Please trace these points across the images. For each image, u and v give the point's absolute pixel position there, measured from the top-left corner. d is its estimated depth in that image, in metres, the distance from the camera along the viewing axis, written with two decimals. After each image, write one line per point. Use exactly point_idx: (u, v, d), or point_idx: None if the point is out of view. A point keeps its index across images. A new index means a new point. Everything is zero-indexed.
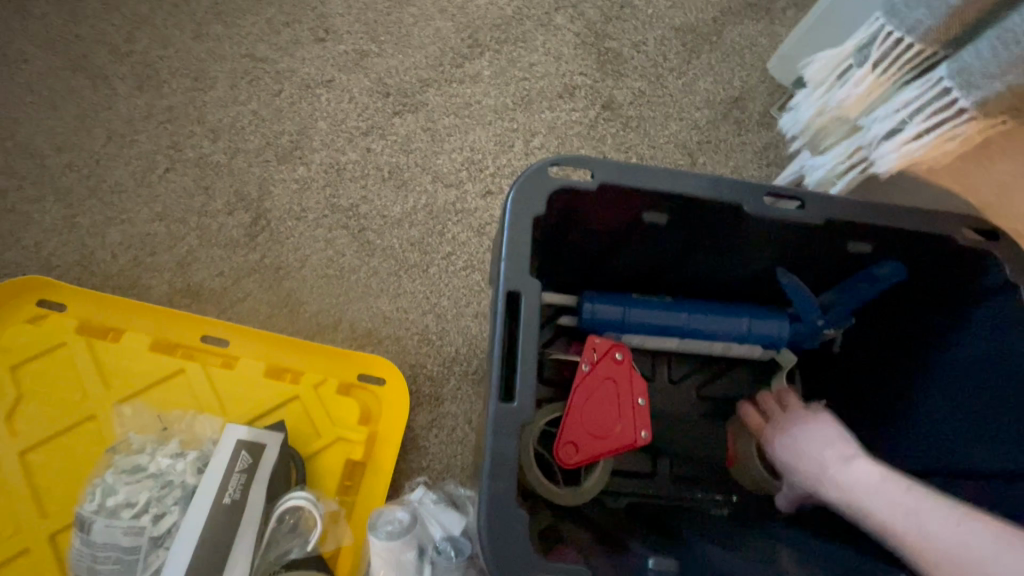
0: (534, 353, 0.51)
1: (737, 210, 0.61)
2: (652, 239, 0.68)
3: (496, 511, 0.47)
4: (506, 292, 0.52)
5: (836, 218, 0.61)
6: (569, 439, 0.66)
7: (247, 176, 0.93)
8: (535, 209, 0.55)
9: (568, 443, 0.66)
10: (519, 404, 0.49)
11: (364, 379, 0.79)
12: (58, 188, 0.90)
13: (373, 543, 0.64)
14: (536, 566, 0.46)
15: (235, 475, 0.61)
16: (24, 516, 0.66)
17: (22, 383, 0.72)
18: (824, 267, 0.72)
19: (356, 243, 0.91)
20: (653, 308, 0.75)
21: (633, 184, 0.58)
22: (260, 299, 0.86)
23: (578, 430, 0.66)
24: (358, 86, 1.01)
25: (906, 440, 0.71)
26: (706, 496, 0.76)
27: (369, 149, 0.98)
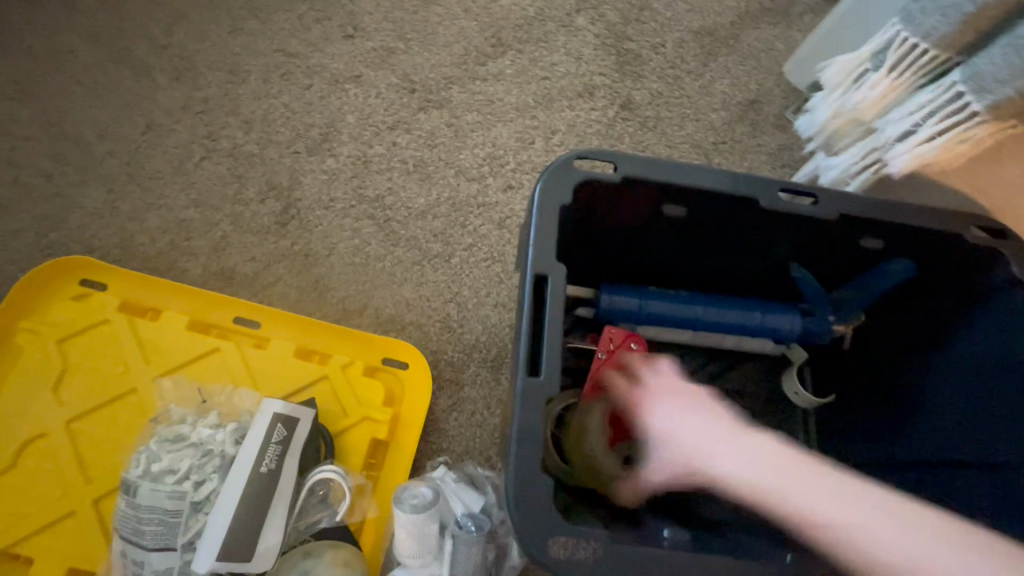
0: (559, 334, 0.54)
1: (755, 204, 0.63)
2: (670, 233, 0.71)
3: (524, 480, 0.50)
4: (535, 277, 0.55)
5: (851, 214, 0.63)
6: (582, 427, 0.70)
7: (278, 166, 0.97)
8: (562, 199, 0.58)
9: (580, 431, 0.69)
10: (546, 380, 0.52)
11: (388, 363, 0.82)
12: (100, 174, 0.94)
13: (399, 515, 0.66)
14: (558, 531, 0.49)
15: (272, 446, 0.65)
16: (71, 481, 0.70)
17: (68, 356, 0.75)
18: (836, 263, 0.74)
19: (382, 233, 0.94)
20: (668, 301, 0.78)
21: (655, 178, 0.61)
22: (290, 284, 0.90)
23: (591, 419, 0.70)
24: (385, 82, 1.05)
25: (914, 434, 0.73)
26: None
27: (395, 143, 1.01)
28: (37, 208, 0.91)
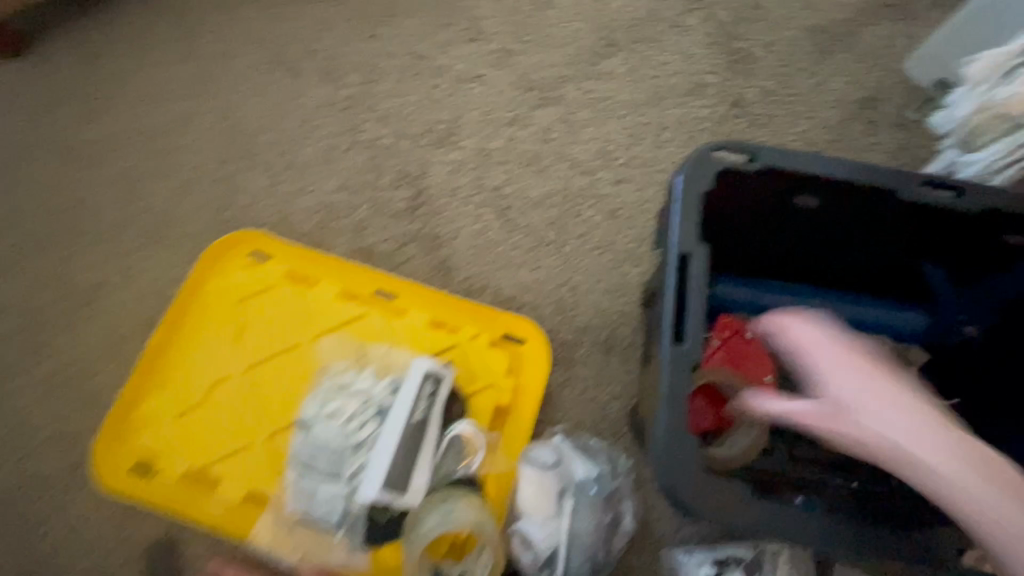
0: (704, 309, 0.58)
1: (894, 198, 0.65)
2: (799, 224, 0.73)
3: (673, 438, 0.55)
4: (679, 257, 0.60)
5: (998, 208, 0.63)
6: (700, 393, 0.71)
7: (410, 157, 1.07)
8: (704, 186, 0.62)
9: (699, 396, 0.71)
10: (691, 348, 0.57)
11: (508, 338, 0.90)
12: (263, 162, 1.06)
13: (525, 472, 0.77)
14: (702, 486, 0.55)
15: (422, 398, 0.73)
16: (249, 418, 0.82)
17: (245, 314, 0.88)
18: (975, 260, 0.72)
19: (501, 220, 1.02)
20: (785, 292, 0.80)
21: (793, 169, 0.63)
22: (421, 262, 0.99)
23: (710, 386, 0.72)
24: (505, 81, 1.13)
25: None
26: None
27: (513, 137, 1.09)
28: (207, 187, 1.03)
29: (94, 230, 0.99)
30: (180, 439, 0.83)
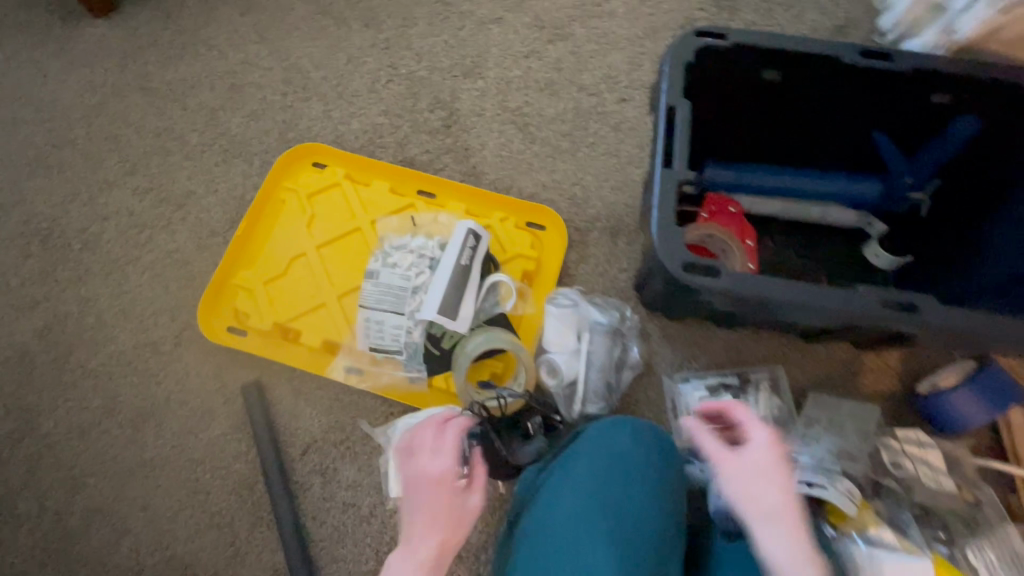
0: (687, 144, 0.75)
1: (841, 65, 0.81)
2: (768, 100, 0.89)
3: (665, 232, 0.70)
4: (668, 108, 0.77)
5: (921, 68, 0.79)
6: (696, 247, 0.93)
7: (441, 86, 1.25)
8: (686, 57, 0.79)
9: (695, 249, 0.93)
10: (678, 170, 0.73)
11: (533, 225, 1.08)
12: (317, 93, 1.24)
13: (549, 312, 0.94)
14: (686, 274, 0.69)
15: (466, 248, 0.91)
16: (323, 283, 1.00)
17: (314, 207, 1.07)
18: (913, 124, 0.89)
19: (521, 134, 1.20)
20: (762, 174, 0.99)
21: (756, 43, 0.80)
22: (454, 169, 1.18)
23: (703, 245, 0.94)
24: (521, 22, 1.30)
25: (980, 264, 0.88)
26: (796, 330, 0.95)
27: (530, 68, 1.27)
28: (271, 112, 1.22)
29: (180, 148, 1.18)
30: (268, 302, 1.00)
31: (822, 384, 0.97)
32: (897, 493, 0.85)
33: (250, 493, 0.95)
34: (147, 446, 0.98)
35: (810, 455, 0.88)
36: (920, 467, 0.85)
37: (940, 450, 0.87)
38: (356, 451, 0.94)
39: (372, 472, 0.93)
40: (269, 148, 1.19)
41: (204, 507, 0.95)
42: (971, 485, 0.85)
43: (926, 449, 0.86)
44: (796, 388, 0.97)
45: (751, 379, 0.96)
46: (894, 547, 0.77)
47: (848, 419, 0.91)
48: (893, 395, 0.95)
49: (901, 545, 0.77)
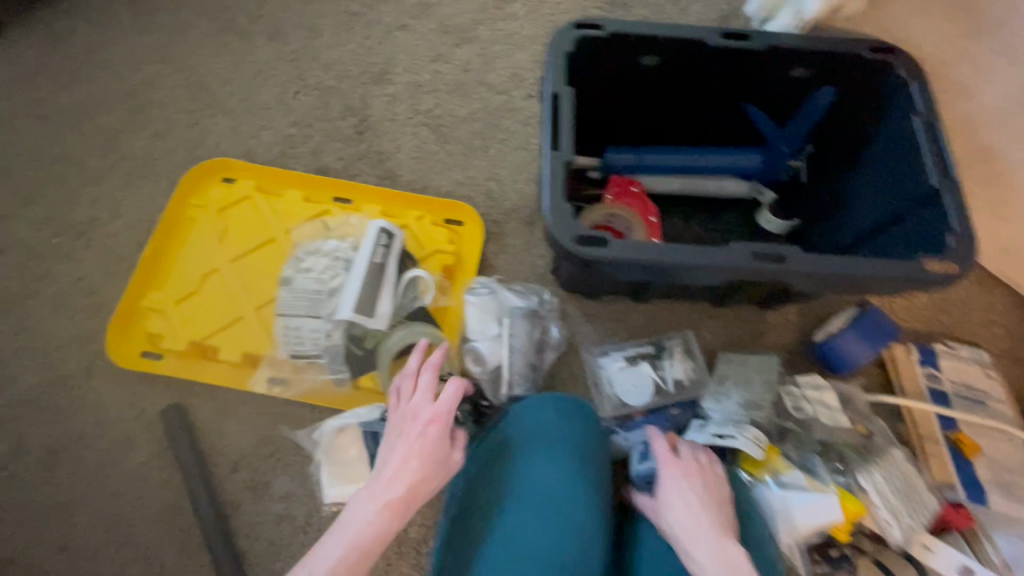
0: (572, 126, 0.79)
1: (707, 47, 0.88)
2: (650, 84, 0.96)
3: (555, 209, 0.74)
4: (552, 95, 0.81)
5: (775, 45, 0.87)
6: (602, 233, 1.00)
7: (352, 94, 1.26)
8: (566, 47, 0.84)
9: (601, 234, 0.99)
10: (564, 151, 0.78)
11: (450, 221, 1.10)
12: (224, 109, 1.23)
13: (469, 302, 0.97)
14: (578, 247, 0.73)
15: (379, 247, 0.92)
16: (240, 297, 0.99)
17: (227, 221, 1.05)
18: (780, 98, 0.98)
19: (434, 135, 1.23)
20: (657, 155, 1.06)
21: (629, 31, 0.86)
22: (370, 174, 1.18)
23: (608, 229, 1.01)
24: (427, 28, 1.34)
25: (852, 216, 0.98)
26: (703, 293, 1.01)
27: (439, 72, 1.30)
28: (176, 131, 1.19)
29: (79, 174, 1.13)
30: (184, 320, 0.98)
31: (732, 344, 1.05)
32: (796, 433, 0.92)
33: (178, 519, 0.92)
34: (62, 484, 0.93)
35: (721, 411, 0.93)
36: (816, 408, 0.93)
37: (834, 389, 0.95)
38: (287, 462, 0.93)
39: (304, 480, 0.92)
40: (176, 167, 1.16)
41: (129, 540, 0.91)
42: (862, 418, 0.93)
43: (819, 389, 0.94)
44: (708, 350, 1.05)
45: (665, 346, 1.01)
46: (802, 489, 0.82)
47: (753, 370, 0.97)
48: (793, 347, 1.05)
49: (808, 485, 0.82)
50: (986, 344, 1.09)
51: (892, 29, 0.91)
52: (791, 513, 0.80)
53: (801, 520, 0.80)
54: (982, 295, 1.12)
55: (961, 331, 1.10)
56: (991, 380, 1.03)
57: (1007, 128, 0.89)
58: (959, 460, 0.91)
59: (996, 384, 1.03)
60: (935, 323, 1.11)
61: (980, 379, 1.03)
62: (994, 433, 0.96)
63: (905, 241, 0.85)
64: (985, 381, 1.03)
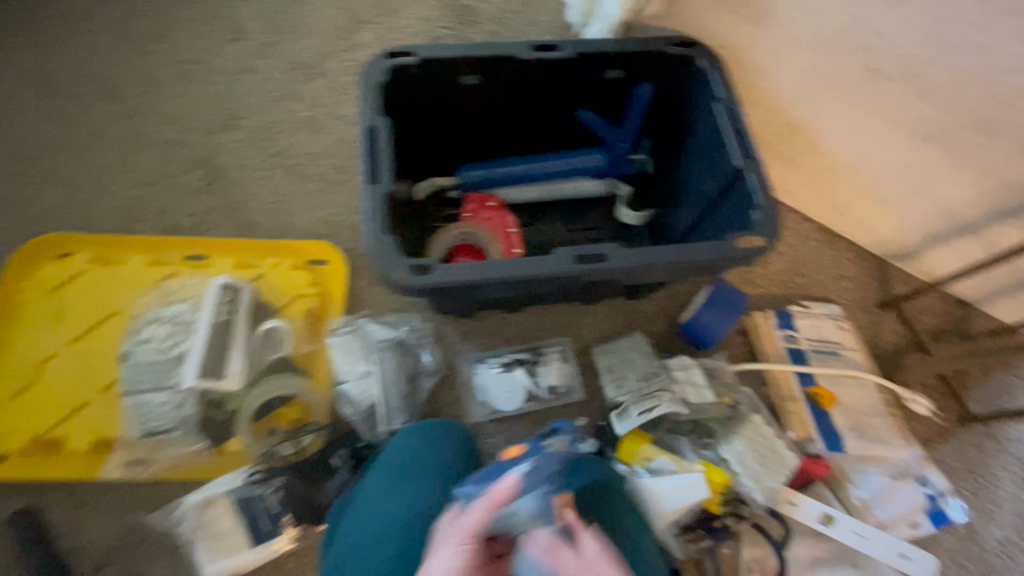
0: (390, 156, 0.78)
1: (520, 62, 0.91)
2: (481, 102, 0.97)
3: (379, 241, 0.73)
4: (368, 127, 0.80)
5: (583, 52, 0.91)
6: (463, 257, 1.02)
7: (198, 145, 1.21)
8: (379, 77, 0.84)
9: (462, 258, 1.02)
10: (383, 183, 0.76)
11: (313, 262, 1.06)
12: (56, 179, 1.15)
13: (332, 344, 0.95)
14: (403, 278, 0.72)
15: (222, 304, 0.89)
16: (83, 379, 0.92)
17: (62, 300, 0.98)
18: (607, 99, 1.02)
19: (291, 175, 1.19)
20: (506, 167, 1.08)
21: (441, 55, 0.87)
22: (225, 226, 1.13)
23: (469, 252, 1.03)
24: (272, 67, 1.30)
25: (692, 201, 1.03)
26: (569, 297, 1.03)
27: (290, 109, 1.26)
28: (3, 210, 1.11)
29: None
30: (23, 415, 0.91)
31: (605, 337, 1.08)
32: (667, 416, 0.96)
33: None
34: None
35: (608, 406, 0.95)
36: (685, 388, 0.95)
37: (699, 365, 1.00)
38: (158, 547, 0.86)
39: (180, 562, 0.86)
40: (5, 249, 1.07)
41: None
42: (727, 389, 0.98)
43: (683, 368, 0.98)
44: (583, 346, 1.07)
45: (542, 353, 1.03)
46: (672, 472, 0.86)
47: (621, 361, 1.01)
48: (665, 332, 1.10)
49: (676, 467, 0.86)
50: (839, 297, 1.18)
51: (693, 23, 0.97)
52: (665, 495, 0.82)
53: (672, 503, 0.82)
54: (828, 253, 1.20)
55: (815, 289, 1.18)
56: (843, 331, 1.11)
57: (807, 102, 0.98)
58: (816, 413, 0.98)
59: (849, 334, 1.11)
60: (793, 286, 1.18)
61: (833, 331, 1.11)
62: (848, 381, 1.04)
63: (730, 221, 0.90)
64: (839, 333, 1.11)
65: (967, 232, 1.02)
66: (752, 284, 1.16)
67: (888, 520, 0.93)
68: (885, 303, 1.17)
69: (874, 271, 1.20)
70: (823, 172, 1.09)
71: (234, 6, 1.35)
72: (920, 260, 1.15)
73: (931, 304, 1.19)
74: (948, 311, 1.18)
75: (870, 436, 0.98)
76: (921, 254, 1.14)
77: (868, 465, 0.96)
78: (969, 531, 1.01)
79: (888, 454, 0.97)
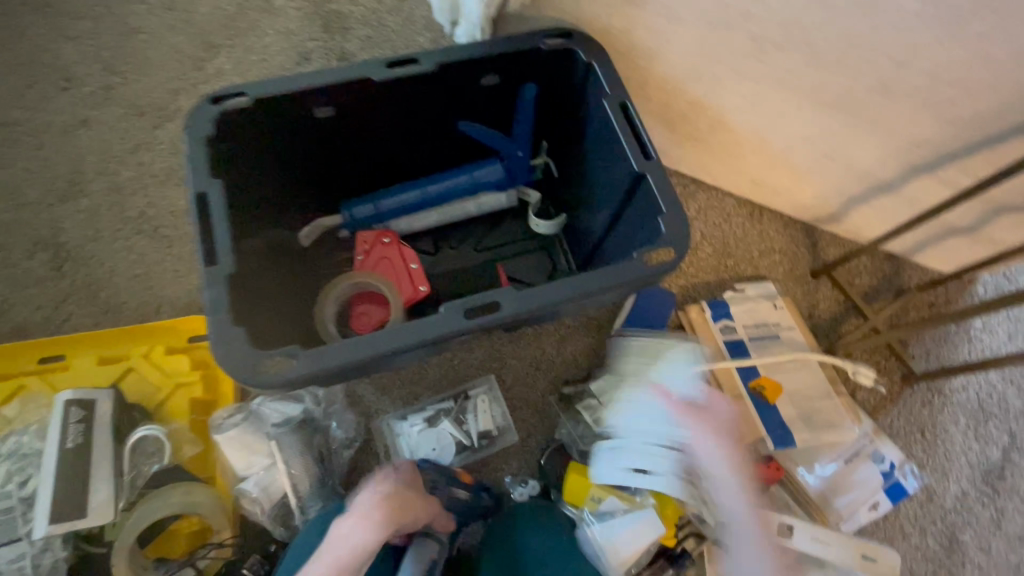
0: (228, 227, 0.66)
1: (377, 83, 0.79)
2: (345, 133, 0.85)
3: (223, 334, 0.61)
4: (197, 195, 0.67)
5: (447, 63, 0.80)
6: (363, 312, 0.89)
7: (36, 223, 1.03)
8: (205, 130, 0.71)
9: (362, 314, 0.89)
10: (223, 262, 0.64)
11: (193, 340, 0.90)
12: None
13: (220, 439, 0.82)
14: (259, 376, 0.60)
15: (72, 425, 0.74)
16: None
17: None
18: (489, 108, 0.91)
19: (154, 240, 1.03)
20: (395, 196, 0.96)
21: (278, 90, 0.75)
22: (83, 314, 0.98)
23: (369, 304, 0.90)
24: (113, 115, 1.12)
25: (596, 204, 0.94)
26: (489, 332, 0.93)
27: (141, 162, 1.09)
28: None
29: None
30: None
31: (535, 363, 0.99)
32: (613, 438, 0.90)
33: None
34: None
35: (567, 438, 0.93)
36: None
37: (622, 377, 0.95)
38: None
39: None
40: None
41: None
42: None
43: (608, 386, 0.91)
44: (513, 378, 0.98)
45: (469, 398, 0.94)
46: (623, 512, 0.80)
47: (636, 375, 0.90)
48: (598, 346, 1.01)
49: (626, 506, 0.81)
50: (771, 273, 1.13)
51: (568, 8, 0.86)
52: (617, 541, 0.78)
53: (625, 549, 0.78)
54: (755, 228, 1.15)
55: (747, 268, 1.12)
56: (780, 310, 1.06)
57: (703, 79, 0.90)
58: (762, 408, 0.94)
59: (786, 312, 1.06)
60: (723, 269, 1.11)
61: (770, 312, 1.06)
62: (790, 365, 0.99)
63: (638, 226, 0.82)
64: (775, 313, 1.06)
65: (885, 191, 0.98)
66: (682, 276, 1.09)
67: (845, 509, 0.91)
68: (817, 271, 1.13)
69: (802, 238, 1.15)
70: (735, 148, 1.02)
71: (59, 50, 1.16)
72: (847, 222, 1.11)
73: (862, 263, 1.15)
74: (880, 269, 1.15)
75: (820, 422, 0.94)
76: (845, 216, 1.09)
77: (819, 453, 0.93)
78: (927, 494, 0.99)
79: (839, 438, 0.93)
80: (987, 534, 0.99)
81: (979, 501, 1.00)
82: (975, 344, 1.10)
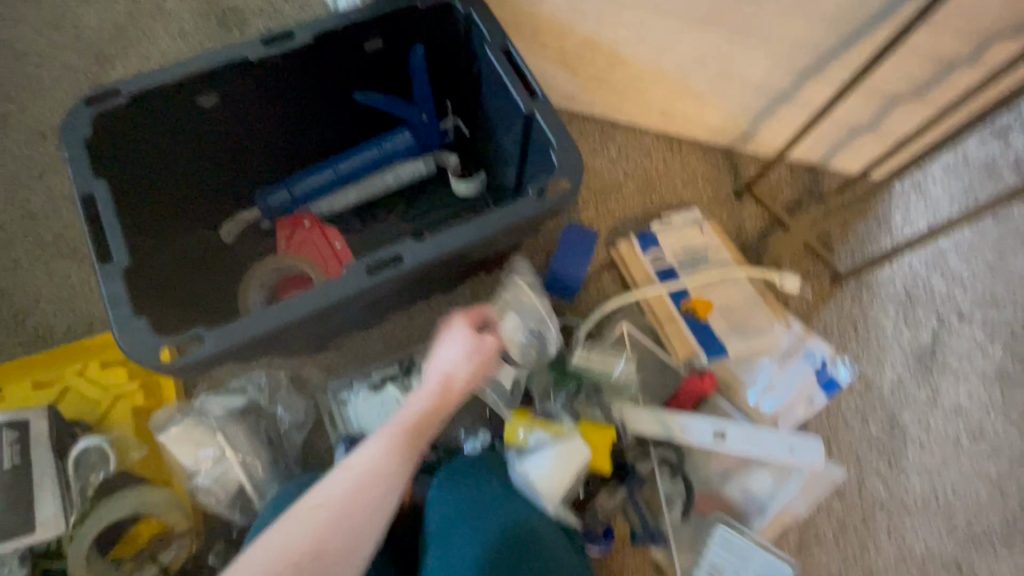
0: (117, 224, 0.66)
1: (254, 64, 0.79)
2: (236, 120, 0.85)
3: (127, 324, 0.62)
4: (84, 196, 0.68)
5: (322, 33, 0.80)
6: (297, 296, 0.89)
7: None
8: (84, 133, 0.71)
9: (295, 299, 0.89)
10: (117, 257, 0.65)
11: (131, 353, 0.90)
12: None
13: (164, 440, 0.82)
14: (167, 359, 0.62)
15: (7, 447, 0.74)
16: None
17: None
18: (381, 75, 0.91)
19: (75, 261, 1.02)
20: (306, 178, 0.95)
21: (153, 84, 0.75)
22: (15, 344, 0.97)
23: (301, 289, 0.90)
24: (14, 143, 1.10)
25: (505, 156, 0.94)
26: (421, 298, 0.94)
27: (50, 185, 1.07)
28: None
29: None
30: None
31: None
32: (536, 369, 0.91)
33: None
34: None
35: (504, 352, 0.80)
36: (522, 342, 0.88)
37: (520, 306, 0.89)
38: None
39: None
40: None
41: None
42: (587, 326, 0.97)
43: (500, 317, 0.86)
44: None
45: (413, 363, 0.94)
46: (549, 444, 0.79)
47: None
48: None
49: (552, 437, 0.81)
50: (696, 200, 1.14)
51: None
52: (542, 473, 0.76)
53: (554, 478, 0.76)
54: (675, 159, 1.16)
55: (672, 200, 1.14)
56: (707, 233, 1.09)
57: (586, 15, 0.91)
58: (695, 327, 0.98)
59: (712, 235, 1.09)
60: (649, 203, 1.13)
61: (696, 237, 1.08)
62: (719, 282, 1.02)
63: (539, 166, 0.83)
64: (702, 237, 1.08)
65: (784, 102, 1.01)
66: (609, 216, 1.11)
67: (781, 410, 0.96)
68: (740, 192, 1.15)
69: (723, 162, 1.17)
70: (636, 82, 1.04)
71: None
72: (760, 139, 1.13)
73: (783, 176, 1.18)
74: (800, 179, 1.18)
75: (751, 331, 0.99)
76: (757, 133, 1.11)
77: (755, 359, 0.97)
78: (865, 384, 1.04)
79: (770, 342, 0.98)
80: (926, 411, 1.04)
81: (915, 382, 1.05)
82: (898, 238, 1.14)
